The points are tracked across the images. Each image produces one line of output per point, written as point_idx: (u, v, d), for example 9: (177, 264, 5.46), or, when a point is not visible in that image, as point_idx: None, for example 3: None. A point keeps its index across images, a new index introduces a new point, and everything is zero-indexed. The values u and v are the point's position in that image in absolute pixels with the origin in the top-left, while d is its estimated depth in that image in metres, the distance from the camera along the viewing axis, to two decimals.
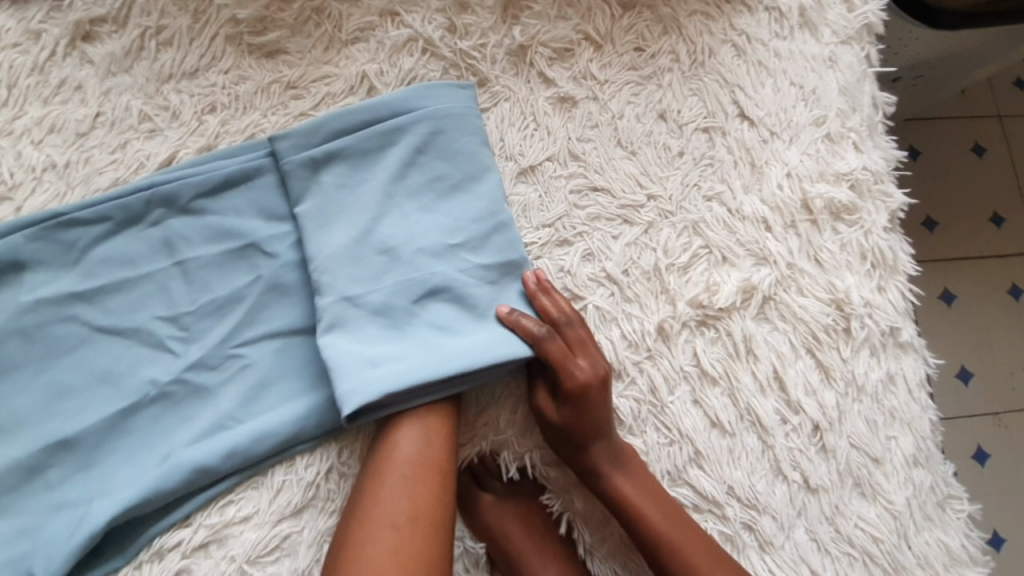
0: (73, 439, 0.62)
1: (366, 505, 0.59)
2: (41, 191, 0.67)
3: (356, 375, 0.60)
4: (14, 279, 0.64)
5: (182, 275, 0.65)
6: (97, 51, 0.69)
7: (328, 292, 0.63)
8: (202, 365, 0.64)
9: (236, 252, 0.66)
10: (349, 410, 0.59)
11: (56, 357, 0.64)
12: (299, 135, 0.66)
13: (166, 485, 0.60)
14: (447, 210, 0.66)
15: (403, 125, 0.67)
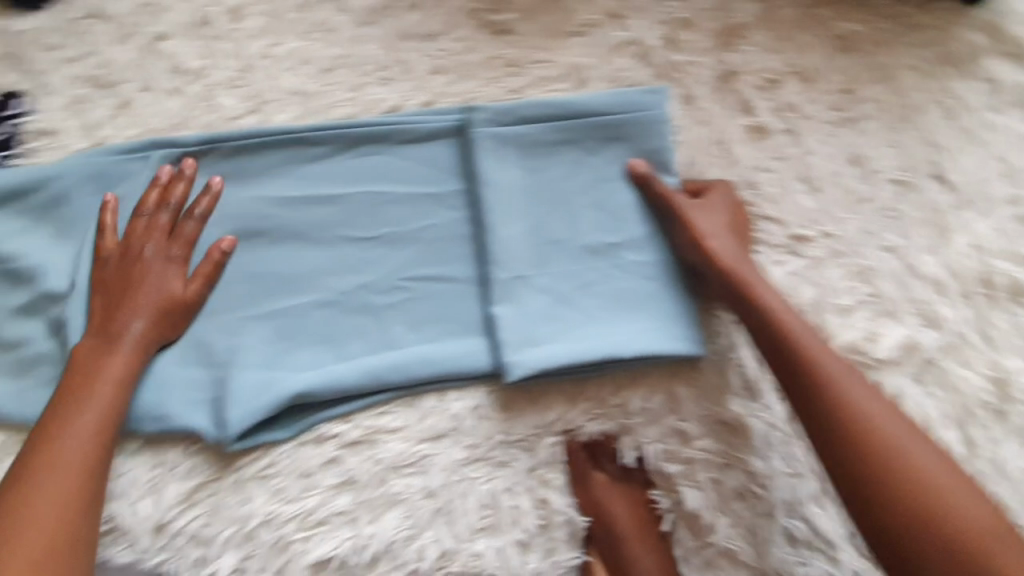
0: (259, 322, 0.70)
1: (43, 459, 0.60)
2: (286, 109, 0.76)
3: (522, 346, 0.67)
4: (242, 174, 0.74)
5: (369, 207, 0.72)
6: (356, 2, 0.77)
7: (503, 265, 0.69)
8: (376, 287, 0.71)
9: (420, 199, 0.72)
10: (512, 377, 0.67)
11: (258, 248, 0.72)
12: (493, 111, 0.71)
13: (337, 380, 0.67)
14: (614, 210, 0.71)
15: (587, 125, 0.71)
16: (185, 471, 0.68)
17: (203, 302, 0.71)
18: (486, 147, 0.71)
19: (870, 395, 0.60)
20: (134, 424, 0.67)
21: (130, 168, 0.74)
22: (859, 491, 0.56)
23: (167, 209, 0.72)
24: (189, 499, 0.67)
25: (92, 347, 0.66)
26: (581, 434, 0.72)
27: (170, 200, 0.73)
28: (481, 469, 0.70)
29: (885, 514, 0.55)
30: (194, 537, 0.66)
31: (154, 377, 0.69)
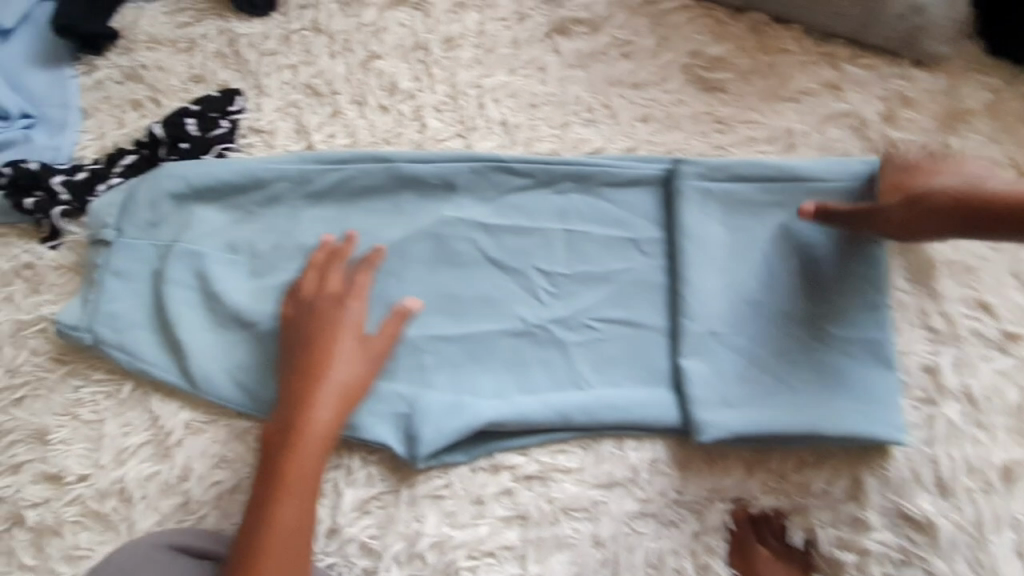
0: (450, 342, 0.72)
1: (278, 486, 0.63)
2: (489, 139, 0.78)
3: (718, 406, 0.67)
4: (442, 195, 0.76)
5: (566, 242, 0.73)
6: (568, 44, 0.79)
7: (699, 319, 0.69)
8: (564, 323, 0.71)
9: (618, 242, 0.73)
10: (708, 438, 0.66)
11: (454, 269, 0.74)
12: (704, 166, 0.71)
13: (527, 412, 0.68)
14: (817, 278, 0.70)
15: (795, 190, 0.70)
16: (364, 478, 0.69)
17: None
18: (693, 202, 0.71)
19: (1001, 179, 0.61)
20: None
21: (334, 176, 0.76)
22: (999, 231, 0.59)
23: (376, 219, 0.76)
24: (363, 507, 0.68)
25: (300, 414, 0.66)
26: (751, 505, 0.70)
27: (374, 207, 0.76)
28: (649, 525, 0.68)
29: (983, 208, 0.59)
30: (363, 545, 0.68)
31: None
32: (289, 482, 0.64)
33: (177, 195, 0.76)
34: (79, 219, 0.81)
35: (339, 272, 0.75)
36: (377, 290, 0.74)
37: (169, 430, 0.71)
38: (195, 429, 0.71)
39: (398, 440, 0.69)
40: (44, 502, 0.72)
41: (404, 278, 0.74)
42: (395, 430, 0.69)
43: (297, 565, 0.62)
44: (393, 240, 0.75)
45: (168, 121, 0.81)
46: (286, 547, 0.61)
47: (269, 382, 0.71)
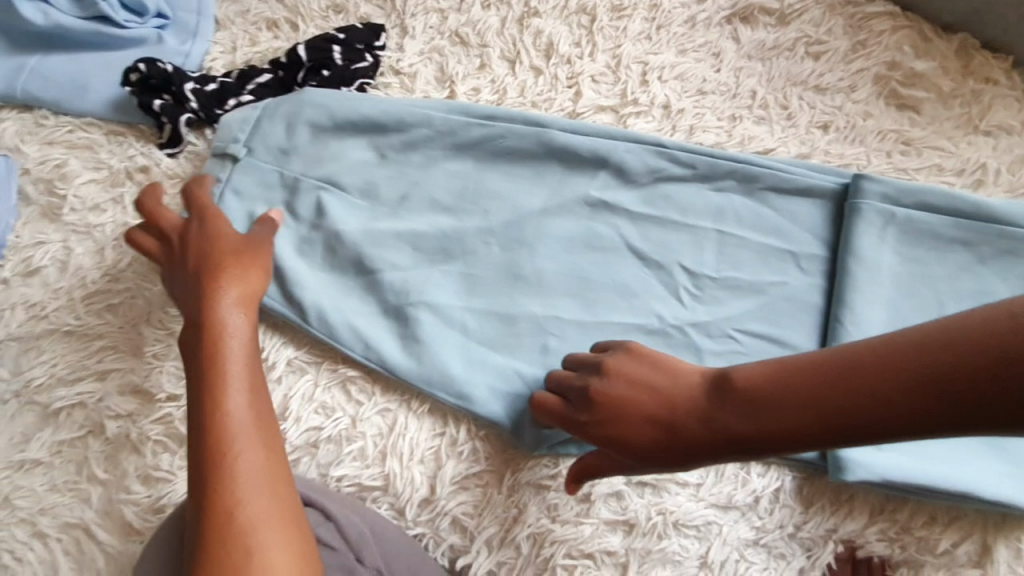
0: (580, 330, 0.67)
1: (219, 447, 0.52)
2: (646, 118, 0.73)
3: (864, 445, 0.61)
4: (591, 171, 0.70)
5: (719, 245, 0.68)
6: (749, 34, 0.74)
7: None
8: (705, 328, 0.66)
9: (775, 253, 0.67)
10: (849, 476, 0.60)
11: (591, 252, 0.68)
12: (893, 188, 0.65)
13: None
14: None
15: (987, 233, 0.64)
16: (469, 453, 0.64)
17: (522, 285, 0.68)
18: (871, 222, 0.65)
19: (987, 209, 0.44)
20: (437, 388, 0.65)
21: (479, 133, 0.71)
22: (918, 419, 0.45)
23: (515, 184, 0.70)
24: (460, 483, 0.63)
25: (214, 362, 0.56)
26: (861, 551, 0.63)
27: (515, 172, 0.71)
28: (762, 557, 0.62)
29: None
30: (454, 521, 0.63)
31: (462, 346, 0.66)
32: (225, 387, 0.55)
33: (317, 125, 0.72)
34: (204, 131, 0.77)
35: (467, 232, 0.69)
36: (506, 258, 0.69)
37: (270, 362, 0.67)
38: (296, 367, 0.67)
39: (512, 419, 0.64)
40: (125, 415, 0.67)
41: (536, 252, 0.69)
42: (510, 410, 0.64)
43: (260, 459, 0.53)
44: (531, 210, 0.70)
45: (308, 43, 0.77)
46: (245, 446, 0.53)
47: (382, 335, 0.67)
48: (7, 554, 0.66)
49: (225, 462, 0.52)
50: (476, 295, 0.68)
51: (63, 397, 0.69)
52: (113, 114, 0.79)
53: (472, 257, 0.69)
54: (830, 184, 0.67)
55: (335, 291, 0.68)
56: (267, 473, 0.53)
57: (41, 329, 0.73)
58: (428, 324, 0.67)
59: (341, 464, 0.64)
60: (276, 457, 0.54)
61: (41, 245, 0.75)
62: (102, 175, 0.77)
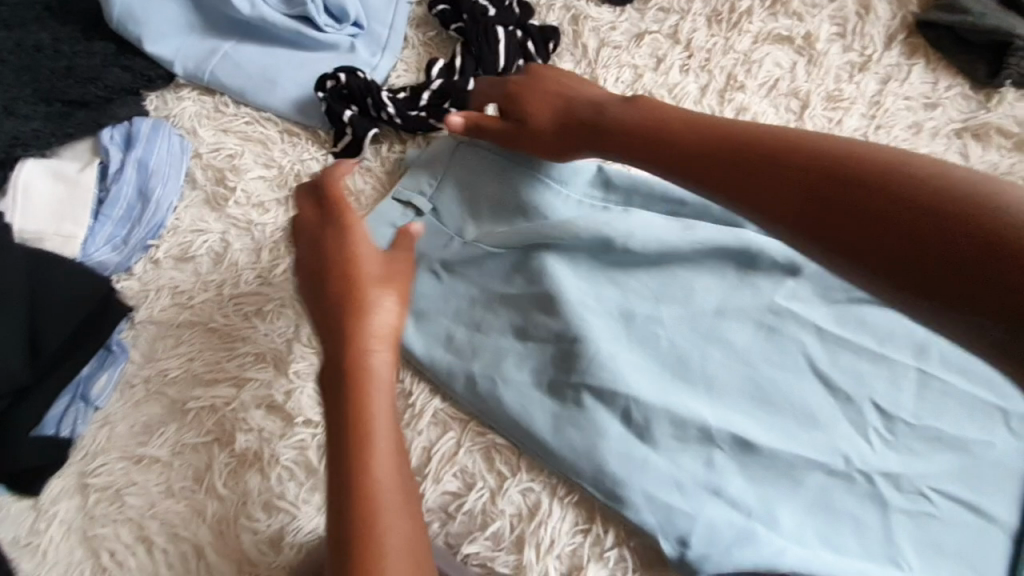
0: (750, 454, 0.59)
1: (363, 516, 0.48)
2: None
3: None
4: (777, 275, 0.65)
5: (918, 387, 0.61)
6: (981, 153, 0.68)
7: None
8: (895, 479, 0.59)
9: (982, 406, 0.60)
10: None
11: (770, 364, 0.63)
12: None
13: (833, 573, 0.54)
14: None
15: None
16: (615, 561, 0.57)
17: (688, 381, 0.62)
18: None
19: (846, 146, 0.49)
20: (585, 479, 0.58)
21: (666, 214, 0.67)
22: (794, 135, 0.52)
23: (694, 276, 0.66)
24: None
25: (358, 408, 0.52)
26: None
27: (696, 261, 0.66)
28: None
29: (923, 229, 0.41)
30: None
31: (620, 442, 0.59)
32: (370, 447, 0.50)
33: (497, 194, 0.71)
34: (378, 147, 0.76)
35: (639, 316, 0.65)
36: (676, 353, 0.63)
37: (417, 410, 0.62)
38: (440, 422, 0.62)
39: (672, 532, 0.56)
40: (257, 430, 0.63)
41: (713, 353, 0.64)
42: (670, 522, 0.56)
43: (409, 520, 0.49)
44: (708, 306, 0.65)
45: (513, 76, 0.79)
46: (391, 518, 0.48)
47: (533, 410, 0.61)
48: (108, 553, 0.62)
49: (372, 536, 0.47)
50: (644, 383, 0.61)
51: (197, 397, 0.66)
52: (293, 114, 0.78)
53: (643, 340, 0.64)
54: None
55: (488, 349, 0.64)
56: (415, 534, 0.49)
57: (183, 318, 0.70)
58: (589, 405, 0.60)
59: (472, 539, 0.58)
60: (416, 522, 0.50)
61: (200, 233, 0.74)
62: (271, 173, 0.75)
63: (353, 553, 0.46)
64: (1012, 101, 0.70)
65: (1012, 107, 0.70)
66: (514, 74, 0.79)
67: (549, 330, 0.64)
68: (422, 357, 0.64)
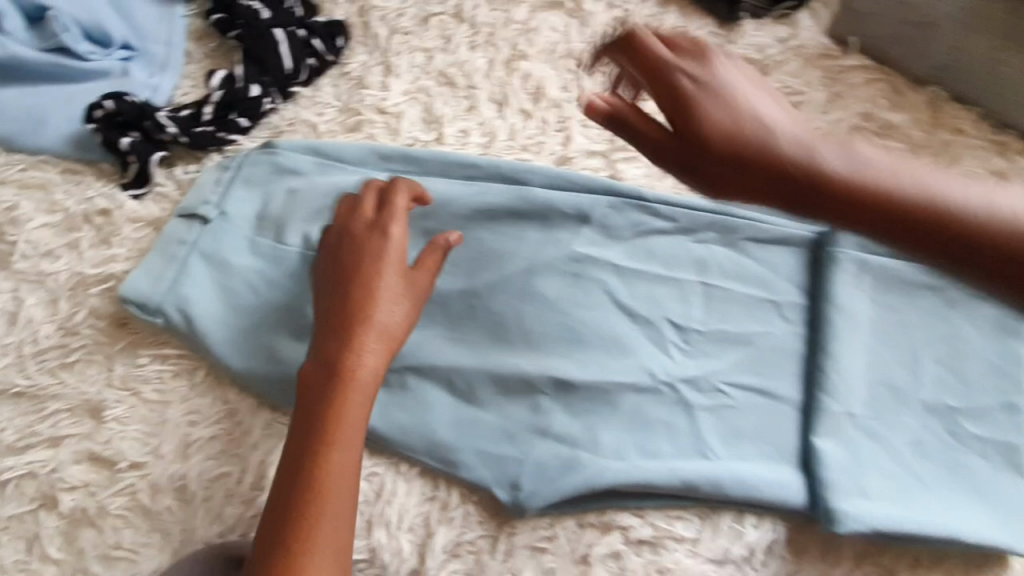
0: (569, 393, 0.65)
1: (309, 502, 0.50)
2: (636, 165, 0.74)
3: (853, 496, 0.62)
4: (574, 226, 0.71)
5: (703, 299, 0.69)
6: None
7: (837, 398, 0.65)
8: (695, 384, 0.66)
9: (756, 303, 0.69)
10: (841, 530, 0.61)
11: (578, 308, 0.69)
12: (860, 239, 0.68)
13: (648, 476, 0.62)
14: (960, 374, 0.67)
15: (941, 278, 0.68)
16: (460, 518, 0.61)
17: (508, 342, 0.67)
18: (847, 272, 0.68)
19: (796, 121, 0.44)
20: (421, 452, 0.62)
21: (464, 189, 0.71)
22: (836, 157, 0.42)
23: (497, 243, 0.71)
24: (453, 550, 0.60)
25: (324, 386, 0.56)
26: None
27: (495, 230, 0.71)
28: None
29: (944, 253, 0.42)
30: None
31: (448, 409, 0.63)
32: (341, 432, 0.54)
33: (292, 190, 0.70)
34: (172, 170, 0.73)
35: (452, 291, 0.69)
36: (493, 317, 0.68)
37: (245, 427, 0.63)
38: (277, 432, 0.62)
39: (504, 480, 0.61)
40: (82, 487, 0.61)
41: (528, 309, 0.68)
42: (500, 470, 0.61)
43: (347, 511, 0.51)
44: (518, 268, 0.70)
45: (306, 75, 0.79)
46: (333, 506, 0.51)
47: None
48: None
49: (306, 520, 0.49)
50: (465, 349, 0.66)
51: (9, 468, 0.62)
52: (72, 152, 0.73)
53: (460, 316, 0.68)
54: (788, 253, 0.70)
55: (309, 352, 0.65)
56: (346, 524, 0.51)
57: None
58: (416, 383, 0.64)
59: None
60: (347, 513, 0.51)
61: None
62: (56, 220, 0.71)
63: (282, 535, 0.49)
64: (751, 31, 0.78)
65: (753, 36, 0.77)
66: (306, 73, 0.79)
67: None
68: (241, 377, 0.64)
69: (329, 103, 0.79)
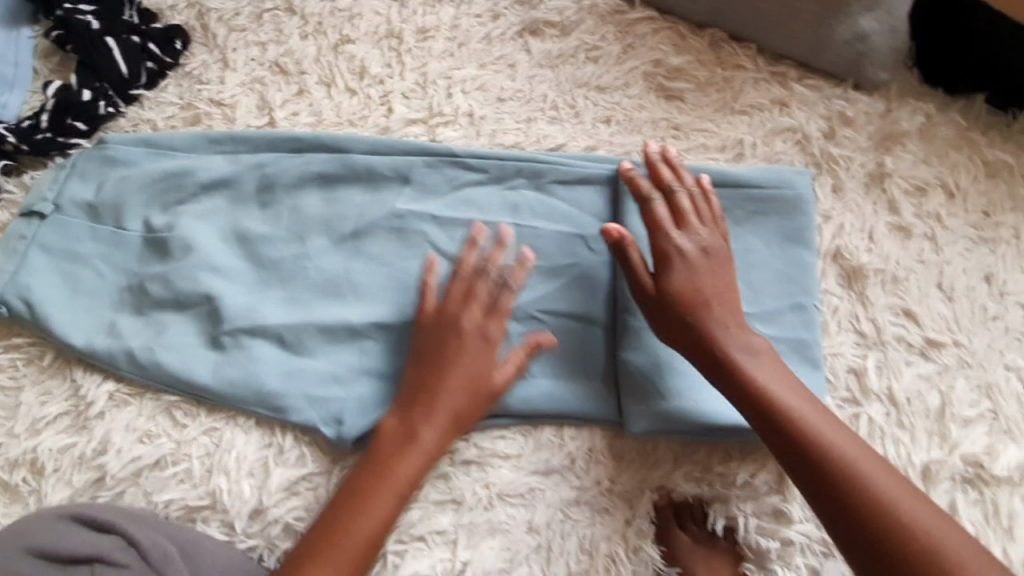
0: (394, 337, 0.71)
1: (328, 539, 0.62)
2: (453, 127, 0.80)
3: (649, 397, 0.70)
4: (395, 188, 0.77)
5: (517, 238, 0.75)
6: (538, 45, 0.83)
7: (637, 314, 0.71)
8: (512, 315, 0.73)
9: (566, 238, 0.75)
10: (637, 428, 0.70)
11: (403, 261, 0.75)
12: (650, 169, 0.75)
13: None
14: (751, 281, 0.73)
15: (726, 199, 0.75)
16: (295, 458, 0.67)
17: (338, 298, 0.73)
18: (638, 202, 0.74)
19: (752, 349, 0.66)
20: (256, 402, 0.68)
21: (291, 163, 0.77)
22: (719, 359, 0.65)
23: (324, 209, 0.77)
24: (290, 488, 0.66)
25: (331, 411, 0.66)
26: (675, 491, 0.72)
27: (321, 196, 0.77)
28: (585, 512, 0.70)
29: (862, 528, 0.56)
30: (287, 527, 0.65)
31: (280, 360, 0.70)
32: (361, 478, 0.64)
33: (124, 179, 0.76)
34: (21, 177, 0.79)
35: (285, 258, 0.75)
36: (324, 277, 0.74)
37: (90, 401, 0.69)
38: (119, 401, 0.69)
39: (331, 418, 0.68)
40: None
41: (356, 266, 0.75)
42: (327, 411, 0.68)
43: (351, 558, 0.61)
44: (346, 230, 0.76)
45: (145, 79, 0.85)
46: (334, 537, 0.61)
47: (198, 361, 0.70)
48: None
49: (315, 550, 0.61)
50: (298, 307, 0.73)
51: None
52: None
53: (294, 276, 0.74)
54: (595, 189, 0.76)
55: (149, 325, 0.72)
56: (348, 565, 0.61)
57: None
58: (253, 343, 0.71)
59: (166, 489, 0.66)
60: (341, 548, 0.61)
61: None
62: None
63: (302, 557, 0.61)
64: None
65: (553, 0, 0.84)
66: (146, 77, 0.84)
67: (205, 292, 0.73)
68: (86, 354, 0.70)
69: (171, 102, 0.85)
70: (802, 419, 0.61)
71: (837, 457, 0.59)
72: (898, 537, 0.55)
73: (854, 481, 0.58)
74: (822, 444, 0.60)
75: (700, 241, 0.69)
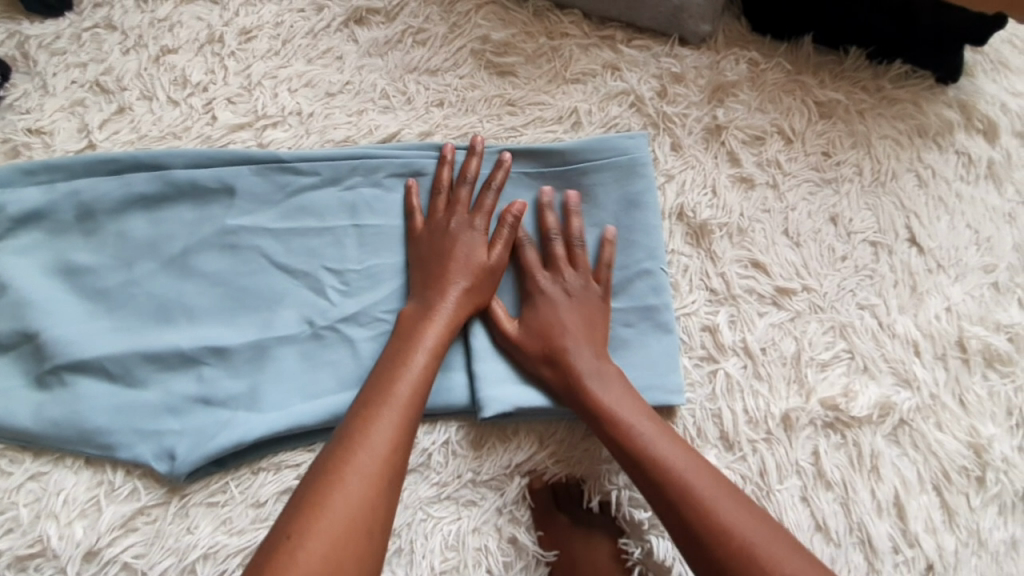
0: (230, 359, 0.67)
1: None
2: (282, 129, 0.77)
3: (500, 383, 0.67)
4: (223, 200, 0.72)
5: (356, 238, 0.72)
6: (364, 34, 0.80)
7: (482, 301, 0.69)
8: (354, 324, 0.69)
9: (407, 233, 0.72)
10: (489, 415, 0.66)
11: (238, 277, 0.70)
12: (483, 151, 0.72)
13: (305, 418, 0.65)
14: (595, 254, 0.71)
15: (562, 175, 0.73)
16: (128, 493, 0.64)
17: (169, 324, 0.68)
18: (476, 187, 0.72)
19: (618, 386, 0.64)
20: (85, 443, 0.64)
21: (109, 186, 0.72)
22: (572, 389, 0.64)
23: (149, 230, 0.72)
24: (125, 524, 0.63)
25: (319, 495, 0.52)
26: (546, 473, 0.70)
27: (146, 218, 0.72)
28: (447, 508, 0.68)
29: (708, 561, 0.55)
30: (125, 566, 0.62)
31: (107, 396, 0.65)
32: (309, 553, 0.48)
33: None
34: None
35: (110, 287, 0.70)
36: (153, 303, 0.69)
37: None
38: None
39: (164, 452, 0.64)
40: None
41: (187, 288, 0.70)
42: (160, 445, 0.64)
43: None
44: (173, 250, 0.71)
45: None
46: None
47: (18, 407, 0.65)
48: None
49: None
50: (123, 337, 0.67)
51: None
52: None
53: (119, 305, 0.69)
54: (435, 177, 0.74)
55: None
56: None
57: None
58: (77, 382, 0.66)
59: None
60: None
61: None
62: None
63: None
64: None
65: None
66: None
67: (21, 333, 0.67)
68: None
69: None
70: (656, 457, 0.60)
71: (689, 492, 0.57)
72: (727, 547, 0.54)
73: (689, 499, 0.57)
74: (674, 478, 0.58)
75: (565, 286, 0.68)
